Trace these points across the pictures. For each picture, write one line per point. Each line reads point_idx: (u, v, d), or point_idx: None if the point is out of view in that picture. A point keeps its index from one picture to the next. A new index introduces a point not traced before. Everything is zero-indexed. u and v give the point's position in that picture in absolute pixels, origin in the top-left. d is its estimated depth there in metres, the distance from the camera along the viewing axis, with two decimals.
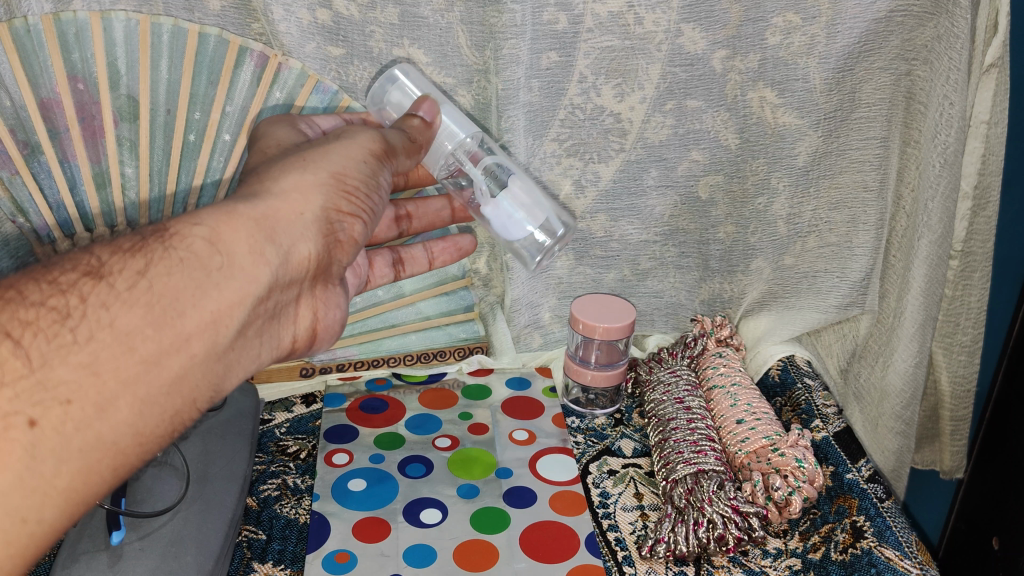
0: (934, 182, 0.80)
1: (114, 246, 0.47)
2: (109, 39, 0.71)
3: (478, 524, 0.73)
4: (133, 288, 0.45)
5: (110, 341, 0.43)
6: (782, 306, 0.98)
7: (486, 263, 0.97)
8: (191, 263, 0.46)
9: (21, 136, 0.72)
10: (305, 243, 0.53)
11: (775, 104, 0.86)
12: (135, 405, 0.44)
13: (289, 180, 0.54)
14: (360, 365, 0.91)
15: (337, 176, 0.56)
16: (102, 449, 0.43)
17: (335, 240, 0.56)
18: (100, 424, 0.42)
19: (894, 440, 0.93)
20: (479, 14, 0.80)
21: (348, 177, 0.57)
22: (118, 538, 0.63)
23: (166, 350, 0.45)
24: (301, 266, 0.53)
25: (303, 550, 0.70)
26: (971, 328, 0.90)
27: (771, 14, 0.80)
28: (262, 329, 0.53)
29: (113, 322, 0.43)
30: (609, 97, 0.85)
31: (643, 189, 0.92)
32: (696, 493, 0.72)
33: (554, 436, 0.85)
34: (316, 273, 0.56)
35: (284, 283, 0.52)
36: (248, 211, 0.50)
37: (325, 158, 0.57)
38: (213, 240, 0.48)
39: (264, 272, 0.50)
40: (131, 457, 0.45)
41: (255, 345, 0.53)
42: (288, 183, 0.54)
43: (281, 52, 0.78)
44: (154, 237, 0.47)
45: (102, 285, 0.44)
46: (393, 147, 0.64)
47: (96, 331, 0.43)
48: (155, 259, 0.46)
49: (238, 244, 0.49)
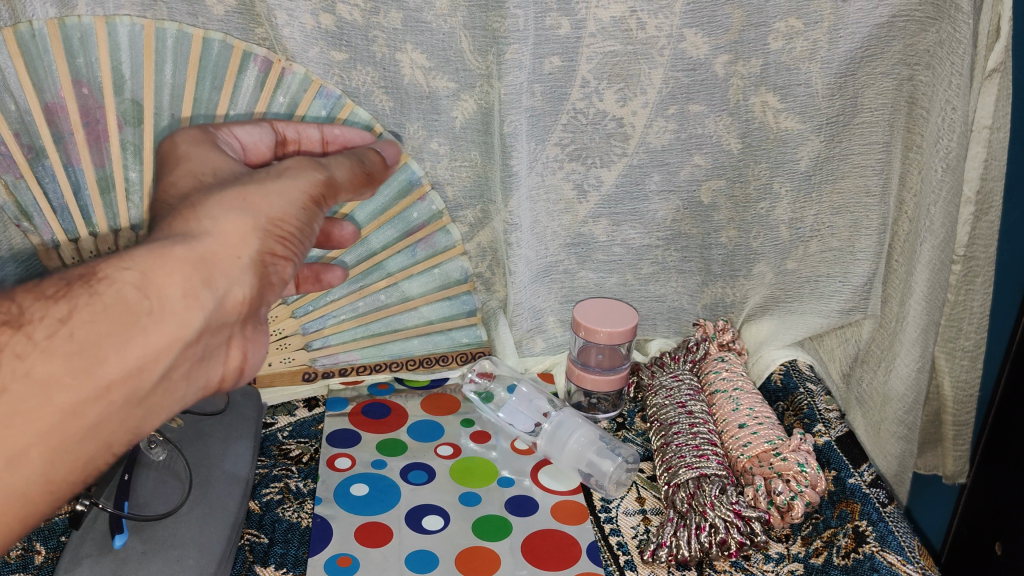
0: (937, 187, 0.79)
1: (36, 289, 0.43)
2: (114, 43, 0.72)
3: (480, 530, 0.73)
4: (53, 335, 0.41)
5: (24, 393, 0.40)
6: (783, 311, 0.98)
7: (489, 268, 0.97)
8: (118, 309, 0.42)
9: (26, 139, 0.73)
10: (242, 286, 0.48)
11: (777, 109, 0.86)
12: (44, 450, 0.41)
13: (225, 219, 0.48)
14: (363, 369, 0.92)
15: (276, 222, 0.51)
16: (10, 499, 0.41)
17: (266, 283, 0.50)
18: (9, 476, 0.40)
19: (896, 444, 0.90)
20: (482, 18, 0.80)
21: (287, 224, 0.51)
22: (120, 541, 0.63)
23: (84, 399, 0.41)
24: (234, 310, 0.48)
25: (305, 553, 0.70)
26: (974, 333, 0.89)
27: (773, 18, 0.81)
28: (190, 373, 0.48)
29: (28, 373, 0.40)
30: (611, 102, 0.86)
31: (645, 193, 0.92)
32: (697, 497, 0.72)
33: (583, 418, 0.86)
34: (250, 313, 0.50)
35: (216, 326, 0.47)
36: (185, 251, 0.45)
37: (269, 197, 0.51)
38: (144, 284, 0.43)
39: (197, 316, 0.45)
40: (41, 505, 0.43)
41: (182, 387, 0.48)
42: (224, 223, 0.48)
43: (285, 56, 0.79)
44: (79, 280, 0.43)
45: (19, 335, 0.41)
46: (345, 182, 0.58)
47: (9, 382, 0.40)
48: (81, 305, 0.42)
49: (171, 286, 0.44)
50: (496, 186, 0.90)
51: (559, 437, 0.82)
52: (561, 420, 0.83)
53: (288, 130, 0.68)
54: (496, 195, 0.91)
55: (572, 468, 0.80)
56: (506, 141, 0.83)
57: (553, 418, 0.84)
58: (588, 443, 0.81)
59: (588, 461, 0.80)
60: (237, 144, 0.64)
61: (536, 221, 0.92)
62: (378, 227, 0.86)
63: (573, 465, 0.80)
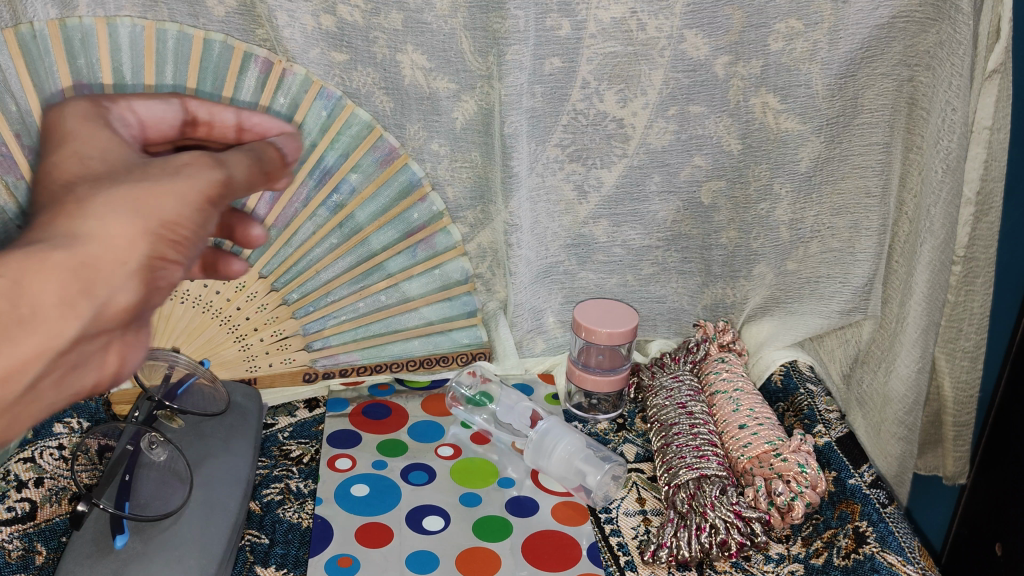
0: (937, 188, 0.79)
1: None
2: (115, 43, 0.72)
3: (480, 531, 0.73)
4: None
5: None
6: (784, 312, 0.98)
7: (490, 269, 0.97)
8: None
9: (27, 140, 0.73)
10: (135, 293, 0.31)
11: (777, 110, 0.86)
12: None
13: (99, 207, 0.30)
14: (363, 370, 0.91)
15: (168, 224, 0.32)
16: None
17: (156, 294, 0.32)
18: None
19: (896, 445, 0.90)
20: (483, 19, 0.81)
21: (185, 228, 0.32)
22: (122, 541, 0.63)
23: None
24: (119, 321, 0.31)
25: (306, 554, 0.70)
26: (974, 334, 0.89)
27: (773, 20, 0.81)
28: (41, 391, 0.29)
29: None
30: (611, 103, 0.86)
31: (645, 194, 0.92)
32: (697, 498, 0.72)
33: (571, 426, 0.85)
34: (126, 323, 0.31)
35: (97, 339, 0.30)
36: (63, 255, 0.28)
37: (158, 192, 0.32)
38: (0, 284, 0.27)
39: (76, 326, 0.29)
40: None
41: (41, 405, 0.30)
42: (98, 212, 0.30)
43: (286, 58, 0.79)
44: None
45: None
46: (245, 182, 0.36)
47: None
48: None
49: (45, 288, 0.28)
50: (497, 187, 0.90)
51: (546, 446, 0.79)
52: (548, 428, 0.81)
53: (200, 110, 0.43)
54: (496, 196, 0.91)
55: (560, 476, 0.79)
56: (507, 142, 0.83)
57: (540, 425, 0.81)
58: (577, 450, 0.79)
59: (576, 469, 0.78)
60: (134, 124, 0.40)
61: (536, 222, 0.92)
62: (378, 228, 0.87)
63: (562, 474, 0.78)
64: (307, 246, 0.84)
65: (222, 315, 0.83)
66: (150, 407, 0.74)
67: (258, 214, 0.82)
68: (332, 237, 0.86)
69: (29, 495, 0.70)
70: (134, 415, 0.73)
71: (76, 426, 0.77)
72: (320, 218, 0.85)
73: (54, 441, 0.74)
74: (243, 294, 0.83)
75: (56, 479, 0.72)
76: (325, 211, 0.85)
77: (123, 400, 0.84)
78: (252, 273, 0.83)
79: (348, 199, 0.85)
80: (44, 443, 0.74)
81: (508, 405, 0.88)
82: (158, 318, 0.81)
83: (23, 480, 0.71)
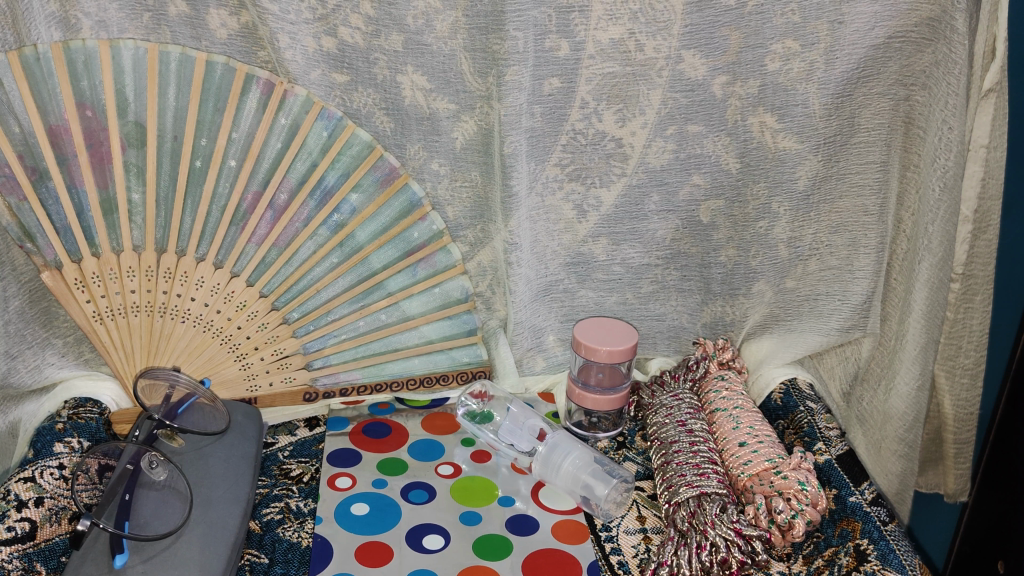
0: (934, 206, 0.80)
1: None
2: (118, 66, 0.74)
3: (480, 550, 0.73)
4: None
5: None
6: (783, 329, 0.97)
7: (490, 287, 0.97)
8: None
9: (29, 161, 0.73)
10: None
11: (775, 129, 0.87)
12: None
13: None
14: (363, 389, 0.91)
15: None
16: None
17: None
18: None
19: (896, 462, 0.89)
20: (483, 41, 0.81)
21: None
22: (121, 561, 0.64)
23: None
24: None
25: (306, 573, 0.70)
26: (974, 351, 0.89)
27: (770, 40, 0.82)
28: None
29: None
30: (611, 122, 0.87)
31: (644, 213, 0.92)
32: (698, 516, 0.72)
33: (578, 439, 0.85)
34: None
35: None
36: None
37: None
38: None
39: None
40: None
41: None
42: None
43: (286, 79, 0.80)
44: None
45: None
46: None
47: None
48: None
49: None
50: (497, 207, 0.91)
51: (552, 461, 0.81)
52: (555, 443, 0.82)
53: None
54: (496, 215, 0.92)
55: (567, 490, 0.80)
56: (507, 161, 0.84)
57: (548, 439, 0.83)
58: (583, 465, 0.80)
59: (583, 483, 0.79)
60: None
61: (536, 240, 0.92)
62: (378, 246, 0.87)
63: (569, 488, 0.79)
64: (307, 265, 0.85)
65: (223, 334, 0.83)
66: (150, 425, 0.74)
67: (258, 233, 0.82)
68: (332, 257, 0.86)
69: (29, 514, 0.70)
70: (134, 433, 0.73)
71: (76, 446, 0.77)
72: (320, 237, 0.85)
73: (54, 461, 0.75)
74: (243, 314, 0.83)
75: (56, 499, 0.72)
76: (325, 230, 0.85)
77: (123, 420, 0.81)
78: (252, 292, 0.83)
79: (348, 219, 0.85)
80: (44, 462, 0.74)
81: (515, 420, 0.88)
82: (160, 338, 0.81)
83: (23, 500, 0.70)
